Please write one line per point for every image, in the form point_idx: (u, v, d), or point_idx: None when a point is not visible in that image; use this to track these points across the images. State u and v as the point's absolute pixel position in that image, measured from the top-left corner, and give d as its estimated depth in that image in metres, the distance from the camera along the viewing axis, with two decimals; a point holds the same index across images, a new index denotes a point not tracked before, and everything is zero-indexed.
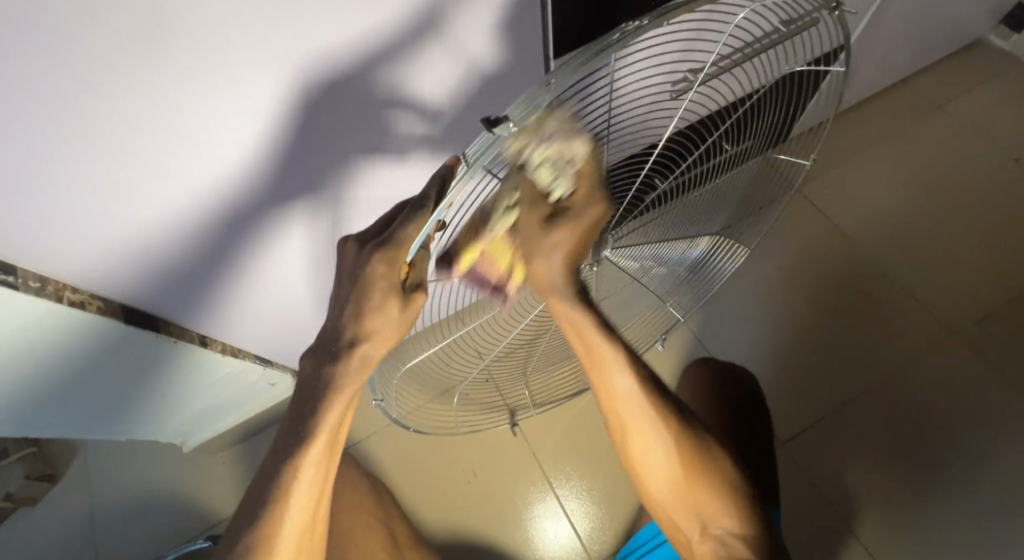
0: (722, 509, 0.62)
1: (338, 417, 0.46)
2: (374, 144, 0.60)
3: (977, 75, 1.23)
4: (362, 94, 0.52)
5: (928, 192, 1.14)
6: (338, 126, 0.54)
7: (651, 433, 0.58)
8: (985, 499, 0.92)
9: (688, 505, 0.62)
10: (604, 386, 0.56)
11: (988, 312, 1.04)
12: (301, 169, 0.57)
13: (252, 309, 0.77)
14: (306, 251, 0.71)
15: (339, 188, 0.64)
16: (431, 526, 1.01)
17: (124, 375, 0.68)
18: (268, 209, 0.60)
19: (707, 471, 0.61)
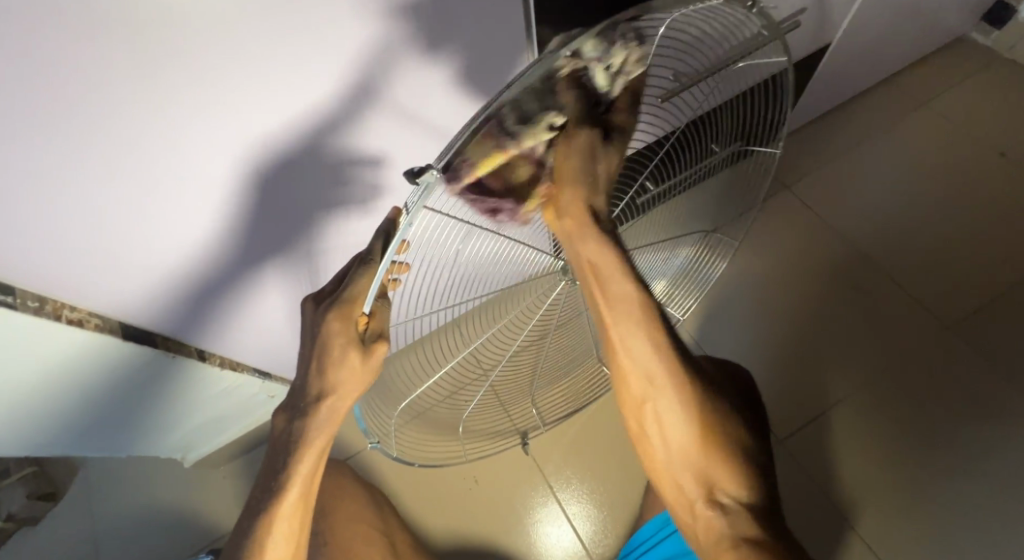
0: (733, 475, 0.56)
1: (315, 453, 0.45)
2: (349, 173, 0.63)
3: (960, 71, 1.25)
4: (330, 144, 0.57)
5: (916, 188, 1.15)
6: (313, 171, 0.59)
7: (660, 385, 0.51)
8: (983, 491, 0.93)
9: (691, 462, 0.55)
10: (618, 336, 0.49)
11: (979, 305, 1.05)
12: (281, 193, 0.59)
13: (240, 332, 0.78)
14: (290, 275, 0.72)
15: (318, 214, 0.66)
16: (432, 538, 1.01)
17: (124, 394, 0.68)
18: (251, 232, 0.61)
19: (719, 435, 0.55)
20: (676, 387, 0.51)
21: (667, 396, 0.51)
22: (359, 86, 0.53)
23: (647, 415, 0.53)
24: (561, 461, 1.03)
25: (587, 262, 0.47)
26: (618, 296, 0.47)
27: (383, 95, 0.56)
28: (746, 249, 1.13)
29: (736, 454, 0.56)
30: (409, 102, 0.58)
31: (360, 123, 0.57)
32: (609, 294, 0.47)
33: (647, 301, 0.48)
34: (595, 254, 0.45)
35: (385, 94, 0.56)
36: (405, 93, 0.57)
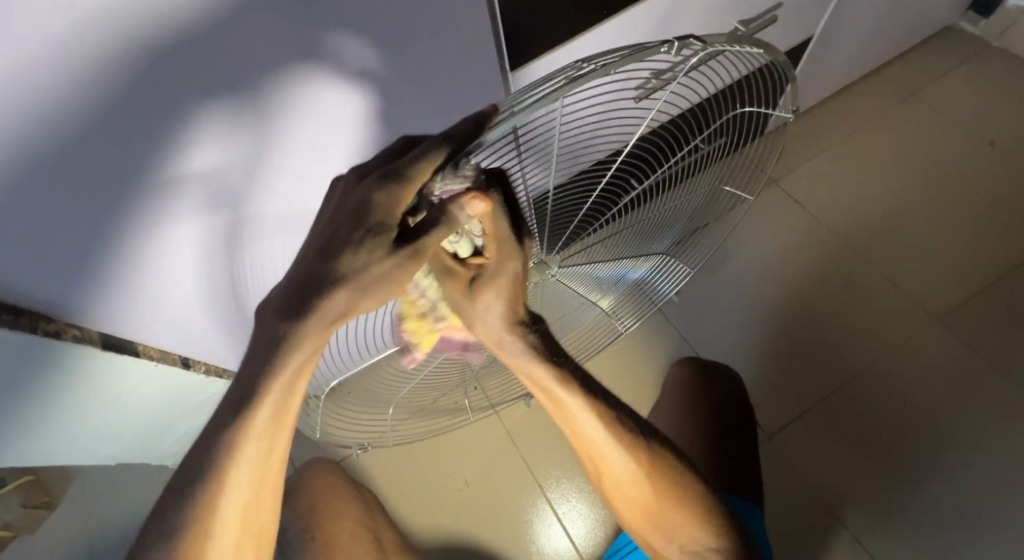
0: (699, 531, 0.62)
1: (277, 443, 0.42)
2: (267, 154, 0.55)
3: (947, 61, 1.24)
4: (211, 144, 0.49)
5: (905, 179, 1.15)
6: (222, 164, 0.52)
7: (612, 467, 0.59)
8: (972, 484, 0.92)
9: (655, 524, 0.63)
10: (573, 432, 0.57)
11: (967, 296, 1.04)
12: (186, 183, 0.52)
13: (168, 329, 0.71)
14: (213, 269, 0.65)
15: (237, 204, 0.59)
16: (420, 540, 1.01)
17: (109, 397, 0.73)
18: (157, 226, 0.54)
19: (677, 499, 0.60)
20: (635, 468, 0.58)
21: (633, 478, 0.59)
22: (228, 76, 0.44)
23: (610, 482, 0.61)
24: (551, 461, 1.03)
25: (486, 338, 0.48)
26: (565, 406, 0.53)
27: (271, 81, 0.48)
28: (732, 245, 1.13)
29: (700, 509, 0.61)
30: (324, 78, 0.51)
31: (245, 117, 0.49)
32: (561, 401, 0.53)
33: (586, 403, 0.53)
34: (537, 374, 0.51)
35: (272, 77, 0.47)
36: (302, 75, 0.49)
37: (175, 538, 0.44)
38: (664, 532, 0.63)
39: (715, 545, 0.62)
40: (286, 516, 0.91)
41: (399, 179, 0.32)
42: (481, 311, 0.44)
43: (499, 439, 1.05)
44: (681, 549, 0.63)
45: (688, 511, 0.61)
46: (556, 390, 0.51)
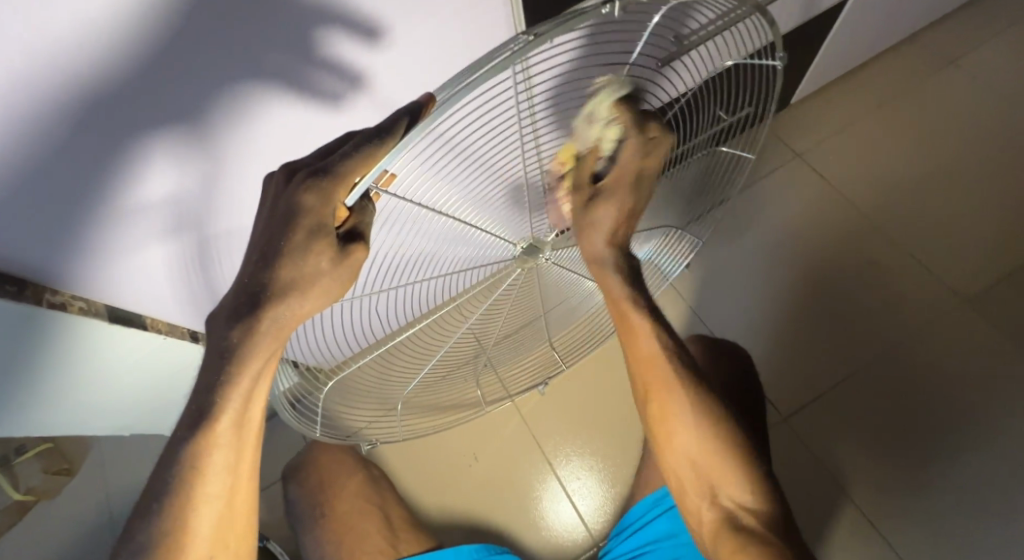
0: (736, 479, 0.62)
1: (254, 380, 0.42)
2: (217, 151, 0.52)
3: (991, 26, 1.17)
4: (154, 175, 0.50)
5: (939, 152, 1.09)
6: (168, 161, 0.49)
7: (668, 398, 0.63)
8: (997, 471, 0.89)
9: (696, 470, 0.63)
10: (634, 349, 0.63)
11: (1000, 277, 0.99)
12: (128, 180, 0.49)
13: (138, 320, 0.70)
14: (173, 264, 0.63)
15: (193, 203, 0.56)
16: (427, 512, 1.01)
17: (120, 366, 0.73)
18: (103, 221, 0.52)
19: (723, 438, 0.62)
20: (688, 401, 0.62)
21: (688, 416, 0.62)
22: (153, 111, 0.44)
23: (656, 419, 0.64)
24: (561, 438, 1.02)
25: (588, 257, 0.56)
26: (634, 322, 0.61)
27: (203, 112, 0.47)
28: (755, 220, 1.09)
29: (741, 454, 0.62)
30: (300, 49, 0.47)
31: (184, 147, 0.49)
32: (632, 322, 0.61)
33: (649, 322, 0.61)
34: (615, 291, 0.59)
35: (206, 105, 0.47)
36: (239, 98, 0.48)
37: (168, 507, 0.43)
38: (706, 482, 0.63)
39: (755, 506, 0.62)
40: (298, 486, 0.91)
41: (331, 176, 0.33)
42: (591, 230, 0.52)
43: (507, 416, 1.04)
44: (720, 508, 0.63)
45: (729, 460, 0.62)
46: (628, 310, 0.60)
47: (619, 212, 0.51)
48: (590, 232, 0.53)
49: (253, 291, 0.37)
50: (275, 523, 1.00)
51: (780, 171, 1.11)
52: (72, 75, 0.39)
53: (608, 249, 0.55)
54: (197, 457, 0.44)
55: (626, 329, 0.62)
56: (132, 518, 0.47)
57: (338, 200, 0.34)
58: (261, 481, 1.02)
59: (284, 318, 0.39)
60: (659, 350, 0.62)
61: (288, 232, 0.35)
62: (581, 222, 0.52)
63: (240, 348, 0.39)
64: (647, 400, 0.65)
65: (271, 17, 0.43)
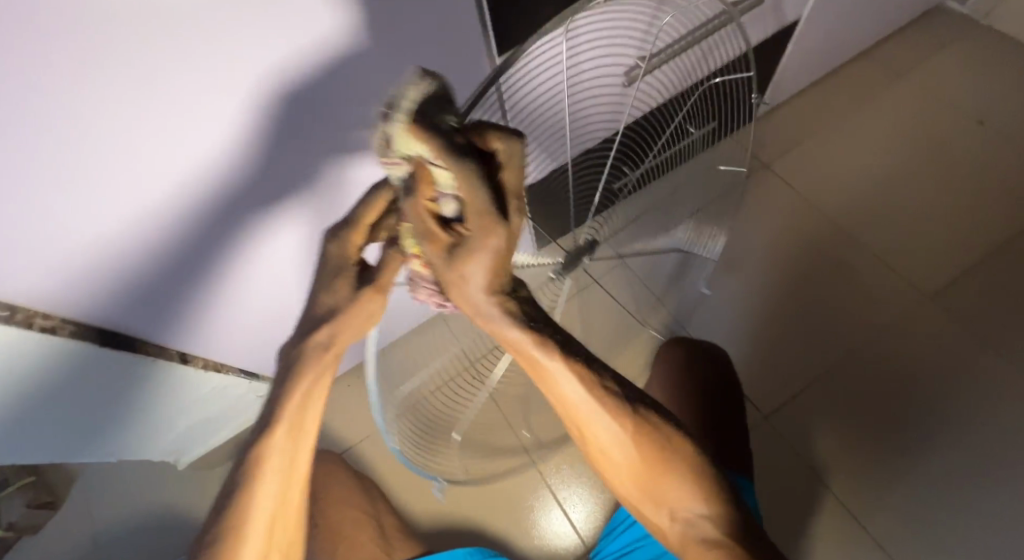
0: (693, 493, 0.50)
1: (313, 380, 0.40)
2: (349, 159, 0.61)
3: (937, 38, 1.25)
4: (303, 181, 0.59)
5: (896, 157, 1.16)
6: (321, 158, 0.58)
7: (604, 436, 0.46)
8: (969, 457, 0.93)
9: (646, 499, 0.51)
10: (553, 397, 0.44)
11: (962, 272, 1.05)
12: (288, 170, 0.56)
13: (223, 330, 0.74)
14: (274, 271, 0.69)
15: (318, 206, 0.64)
16: (420, 525, 1.01)
17: (110, 395, 0.67)
18: (253, 217, 0.59)
19: (674, 464, 0.49)
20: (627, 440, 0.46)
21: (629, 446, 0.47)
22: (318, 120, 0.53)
23: (600, 461, 0.49)
24: None
25: (467, 310, 0.38)
26: (547, 369, 0.41)
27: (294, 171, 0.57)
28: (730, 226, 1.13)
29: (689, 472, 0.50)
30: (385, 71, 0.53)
31: (275, 205, 0.59)
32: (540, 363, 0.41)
33: (573, 364, 0.41)
34: (506, 334, 0.39)
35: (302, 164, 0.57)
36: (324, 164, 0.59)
37: None
38: (655, 504, 0.51)
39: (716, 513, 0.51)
40: None
41: (348, 225, 0.37)
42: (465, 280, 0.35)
43: None
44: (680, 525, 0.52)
45: (685, 479, 0.50)
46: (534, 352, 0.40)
47: (493, 265, 0.35)
48: (460, 289, 0.36)
49: None
50: None
51: (752, 179, 1.16)
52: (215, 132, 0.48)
53: (494, 300, 0.37)
54: None
55: (537, 375, 0.42)
56: None
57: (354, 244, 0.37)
58: None
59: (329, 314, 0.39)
60: (591, 398, 0.43)
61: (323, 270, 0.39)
62: (445, 279, 0.35)
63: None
64: (583, 441, 0.48)
65: (348, 81, 0.52)
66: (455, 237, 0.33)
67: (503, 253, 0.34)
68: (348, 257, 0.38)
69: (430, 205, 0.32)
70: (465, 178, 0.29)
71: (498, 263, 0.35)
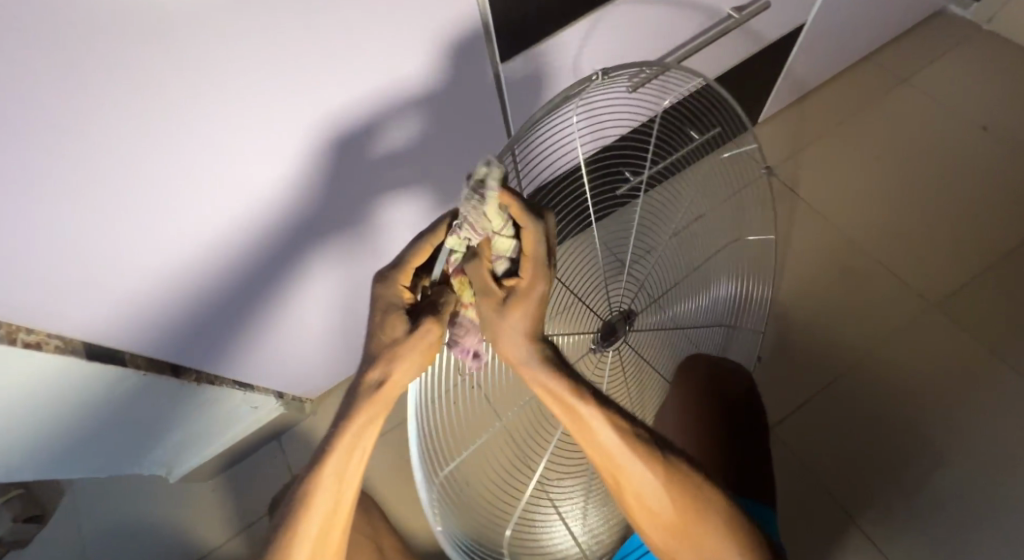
0: (727, 550, 0.51)
1: (369, 415, 0.44)
2: (391, 182, 0.66)
3: (941, 44, 1.24)
4: (349, 209, 0.64)
5: (899, 164, 1.14)
6: (367, 185, 0.63)
7: (639, 488, 0.48)
8: (977, 470, 0.91)
9: (684, 555, 0.51)
10: (589, 445, 0.47)
11: (967, 281, 1.04)
12: (335, 197, 0.61)
13: (267, 351, 0.78)
14: (319, 292, 0.75)
15: (359, 229, 0.69)
16: (419, 540, 0.99)
17: (105, 413, 0.64)
18: (300, 241, 0.63)
19: (708, 516, 0.50)
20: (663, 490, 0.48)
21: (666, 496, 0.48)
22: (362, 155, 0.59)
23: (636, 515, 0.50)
24: None
25: (508, 358, 0.45)
26: (580, 412, 0.45)
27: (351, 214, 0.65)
28: None
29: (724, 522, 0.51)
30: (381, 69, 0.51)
31: (325, 230, 0.65)
32: (577, 413, 0.45)
33: (601, 408, 0.45)
34: (549, 385, 0.44)
35: (358, 208, 0.65)
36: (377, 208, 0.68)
37: None
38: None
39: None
40: None
41: (396, 268, 0.43)
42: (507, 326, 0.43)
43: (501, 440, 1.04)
44: None
45: (719, 533, 0.51)
46: (572, 400, 0.44)
47: (533, 317, 0.43)
48: (496, 339, 0.44)
49: None
50: None
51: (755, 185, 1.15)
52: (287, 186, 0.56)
53: (531, 351, 0.44)
54: None
55: (573, 424, 0.46)
56: None
57: (399, 284, 0.43)
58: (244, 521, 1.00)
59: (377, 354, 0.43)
60: (625, 446, 0.45)
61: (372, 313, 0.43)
62: (486, 327, 0.44)
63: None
64: (616, 492, 0.49)
65: (343, 82, 0.50)
66: (508, 290, 0.43)
67: (541, 308, 0.43)
68: (400, 297, 0.43)
69: (488, 266, 0.42)
70: (536, 235, 0.41)
71: (536, 318, 0.43)
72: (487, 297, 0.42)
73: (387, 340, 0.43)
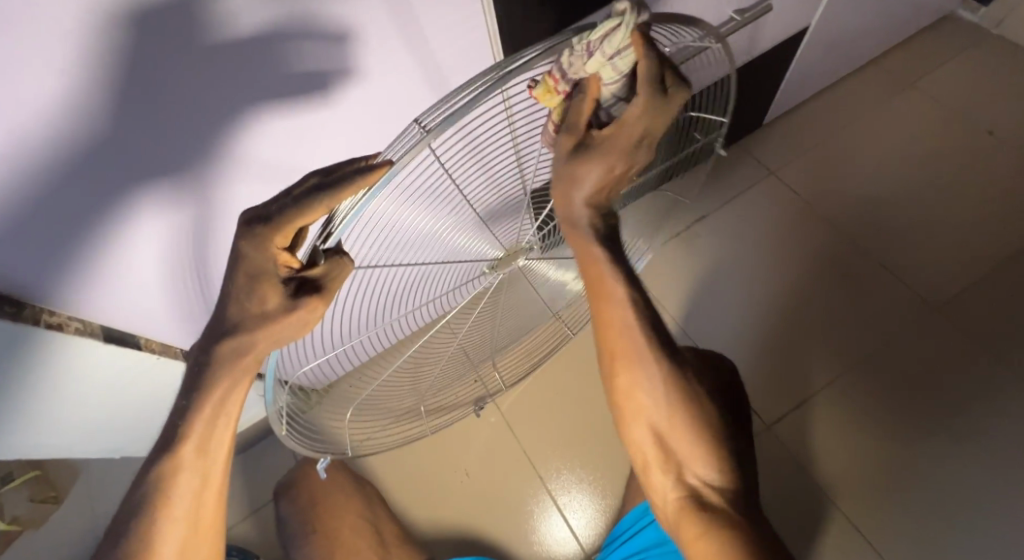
0: (702, 457, 0.58)
1: (230, 383, 0.40)
2: (268, 84, 0.49)
3: (948, 48, 1.24)
4: (199, 115, 0.48)
5: (903, 167, 1.15)
6: (225, 90, 0.47)
7: (637, 374, 0.56)
8: (974, 472, 0.92)
9: (660, 449, 0.58)
10: (603, 317, 0.55)
11: (969, 284, 1.04)
12: (181, 109, 0.46)
13: (125, 298, 0.63)
14: (175, 231, 0.58)
15: (219, 146, 0.52)
16: (420, 531, 1.01)
17: (117, 389, 0.71)
18: (132, 164, 0.48)
19: (692, 421, 0.57)
20: (659, 380, 0.56)
21: (658, 392, 0.56)
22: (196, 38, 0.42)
23: (622, 397, 0.58)
24: (552, 454, 1.04)
25: (558, 216, 0.48)
26: (607, 285, 0.52)
27: (212, 135, 0.50)
28: (733, 233, 1.12)
29: (709, 433, 0.58)
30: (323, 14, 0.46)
31: (169, 153, 0.49)
32: (606, 286, 0.52)
33: (629, 290, 0.53)
34: (590, 250, 0.50)
35: (209, 130, 0.50)
36: (235, 130, 0.52)
37: (162, 512, 0.44)
38: (669, 459, 0.59)
39: (718, 483, 0.58)
40: (283, 512, 0.90)
41: (269, 225, 0.33)
42: (572, 187, 0.44)
43: (502, 429, 1.06)
44: (684, 485, 0.59)
45: (700, 440, 0.57)
46: (603, 271, 0.52)
47: (604, 175, 0.43)
48: (568, 187, 0.44)
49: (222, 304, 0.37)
50: (267, 544, 1.00)
51: (756, 187, 1.16)
52: (87, 93, 0.41)
53: (585, 211, 0.47)
54: (167, 483, 0.43)
55: (601, 296, 0.53)
56: (107, 543, 0.45)
57: (275, 248, 0.35)
58: (250, 504, 1.02)
59: (243, 323, 0.37)
60: (636, 323, 0.54)
61: (234, 275, 0.35)
62: (560, 171, 0.43)
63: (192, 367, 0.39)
64: (613, 374, 0.58)
65: None
66: (587, 138, 0.41)
67: (616, 170, 0.44)
68: (276, 262, 0.35)
69: (593, 102, 0.40)
70: (642, 104, 0.39)
71: (604, 178, 0.44)
72: (569, 133, 0.41)
73: (258, 312, 0.37)
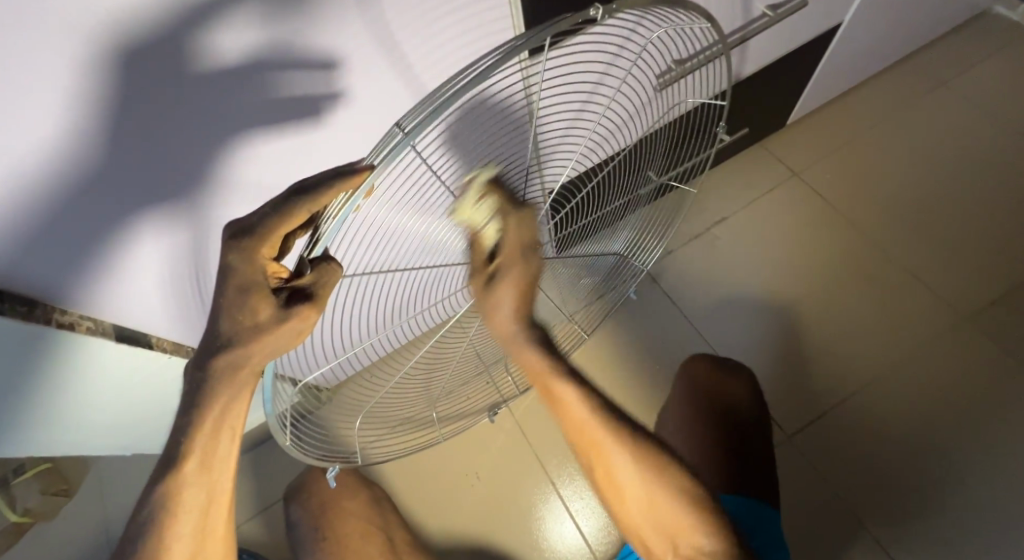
0: (694, 526, 0.55)
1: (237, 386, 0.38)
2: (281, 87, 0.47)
3: (984, 46, 1.19)
4: (208, 119, 0.45)
5: (934, 170, 1.11)
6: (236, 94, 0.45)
7: (608, 458, 0.55)
8: (1004, 490, 0.89)
9: (651, 523, 0.57)
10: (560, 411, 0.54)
11: (1001, 293, 1.00)
12: (194, 114, 0.44)
13: (142, 304, 0.62)
14: (189, 235, 0.56)
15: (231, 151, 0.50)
16: (431, 534, 0.99)
17: (127, 387, 0.70)
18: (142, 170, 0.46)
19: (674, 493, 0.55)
20: (630, 462, 0.54)
21: (632, 469, 0.55)
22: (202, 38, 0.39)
23: (602, 477, 0.57)
24: (565, 458, 1.02)
25: None
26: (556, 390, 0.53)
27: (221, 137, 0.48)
28: (755, 236, 1.09)
29: (697, 506, 0.56)
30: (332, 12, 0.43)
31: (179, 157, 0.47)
32: (556, 390, 0.53)
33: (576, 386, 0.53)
34: (535, 364, 0.52)
35: (189, 160, 0.48)
36: (218, 159, 0.50)
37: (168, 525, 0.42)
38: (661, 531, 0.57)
39: (714, 551, 0.55)
40: (295, 514, 0.89)
41: (254, 236, 0.33)
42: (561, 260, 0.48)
43: (514, 432, 1.04)
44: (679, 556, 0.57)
45: (688, 513, 0.55)
46: (551, 380, 0.52)
47: None
48: None
49: (234, 312, 0.35)
50: (276, 543, 0.99)
51: (780, 189, 1.12)
52: (94, 95, 0.39)
53: None
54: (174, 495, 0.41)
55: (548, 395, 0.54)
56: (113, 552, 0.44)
57: (263, 259, 0.34)
58: (262, 502, 1.01)
59: (237, 337, 0.35)
60: (590, 416, 0.53)
61: (223, 289, 0.34)
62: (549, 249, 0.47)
63: (207, 380, 0.37)
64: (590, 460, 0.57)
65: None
66: None
67: None
68: (262, 273, 0.35)
69: None
70: None
71: None
72: None
73: (249, 325, 0.35)
